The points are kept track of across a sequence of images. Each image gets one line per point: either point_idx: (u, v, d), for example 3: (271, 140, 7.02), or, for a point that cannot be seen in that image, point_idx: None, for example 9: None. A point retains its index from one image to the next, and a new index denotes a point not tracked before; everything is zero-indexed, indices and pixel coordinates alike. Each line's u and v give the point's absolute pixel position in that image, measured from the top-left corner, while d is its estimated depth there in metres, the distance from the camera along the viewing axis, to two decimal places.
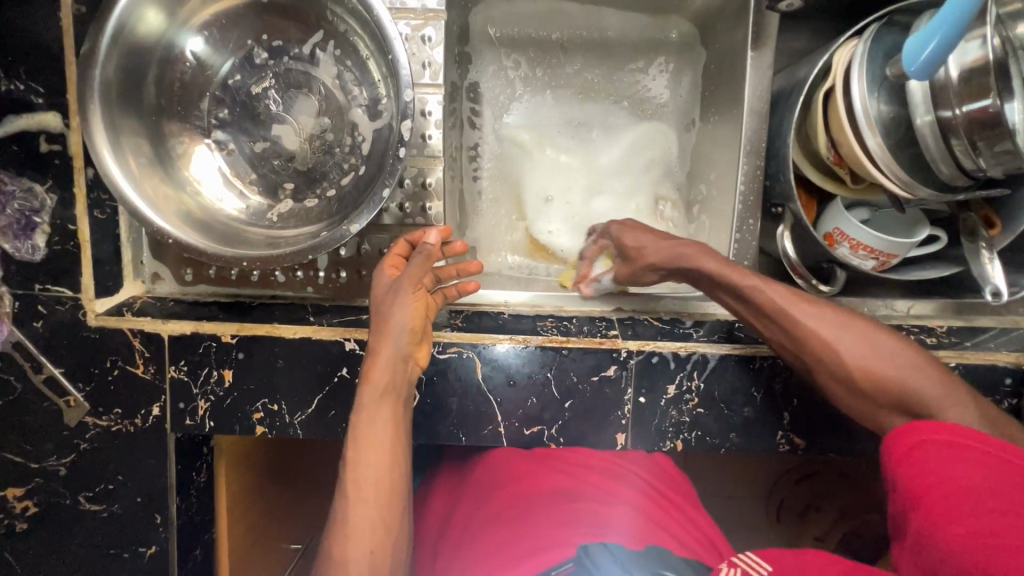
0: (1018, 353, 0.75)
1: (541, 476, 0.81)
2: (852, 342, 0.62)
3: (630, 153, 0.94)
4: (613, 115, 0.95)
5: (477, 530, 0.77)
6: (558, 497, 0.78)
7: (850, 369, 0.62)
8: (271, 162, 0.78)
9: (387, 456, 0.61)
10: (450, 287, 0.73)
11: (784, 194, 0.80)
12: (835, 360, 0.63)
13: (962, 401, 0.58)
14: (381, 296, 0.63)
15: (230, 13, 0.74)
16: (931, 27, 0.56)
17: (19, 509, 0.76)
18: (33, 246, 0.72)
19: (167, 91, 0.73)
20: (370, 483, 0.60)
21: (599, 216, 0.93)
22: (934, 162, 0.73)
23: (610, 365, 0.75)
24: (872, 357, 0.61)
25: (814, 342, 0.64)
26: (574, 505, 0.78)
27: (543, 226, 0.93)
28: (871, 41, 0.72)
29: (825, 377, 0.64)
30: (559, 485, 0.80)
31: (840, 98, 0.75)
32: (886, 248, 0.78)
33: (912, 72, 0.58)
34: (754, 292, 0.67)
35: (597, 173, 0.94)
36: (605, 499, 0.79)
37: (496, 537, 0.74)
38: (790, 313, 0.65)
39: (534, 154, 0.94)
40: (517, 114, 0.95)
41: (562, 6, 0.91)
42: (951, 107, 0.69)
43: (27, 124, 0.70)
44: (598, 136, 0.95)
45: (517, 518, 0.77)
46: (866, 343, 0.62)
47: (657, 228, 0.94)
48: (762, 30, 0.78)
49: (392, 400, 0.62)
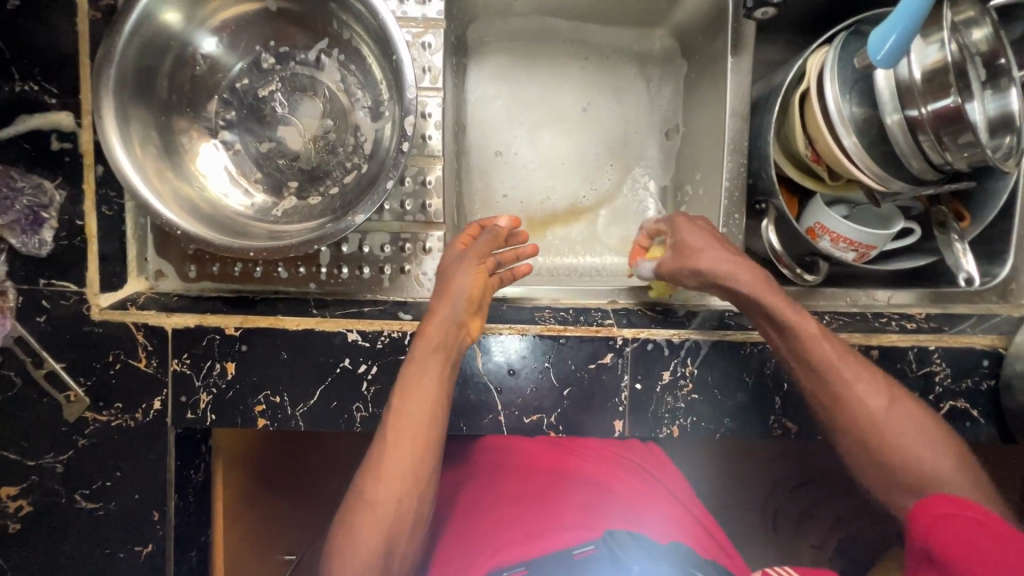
0: (993, 336, 0.79)
1: (576, 461, 0.83)
2: (880, 400, 0.67)
3: (585, 118, 0.98)
4: (577, 85, 0.98)
5: (498, 503, 0.79)
6: (590, 486, 0.81)
7: (883, 439, 0.65)
8: (276, 161, 0.81)
9: (433, 415, 0.67)
10: (508, 273, 0.77)
11: (767, 190, 0.84)
12: (870, 427, 0.66)
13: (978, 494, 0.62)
14: (450, 264, 0.72)
15: (241, 19, 0.77)
16: (890, 23, 0.61)
17: (13, 508, 0.75)
18: (41, 240, 0.73)
19: (177, 90, 0.76)
20: (411, 436, 0.66)
21: (537, 171, 0.98)
22: (905, 158, 0.77)
23: (606, 353, 0.77)
24: (903, 422, 0.66)
25: (853, 407, 0.67)
26: (606, 495, 0.80)
27: (499, 187, 0.98)
28: (840, 48, 0.78)
29: (857, 444, 0.67)
30: (592, 473, 0.82)
31: (815, 101, 0.79)
32: (864, 239, 0.83)
33: (877, 61, 0.63)
34: (810, 341, 0.68)
35: (551, 133, 0.98)
36: (636, 491, 0.81)
37: (519, 512, 0.77)
38: (841, 363, 0.68)
39: (498, 122, 0.98)
40: (484, 78, 0.98)
41: (552, 22, 0.96)
42: (918, 107, 0.73)
43: (40, 124, 0.72)
44: (560, 102, 0.98)
45: (544, 498, 0.79)
46: (896, 407, 0.67)
47: (597, 181, 0.99)
48: (740, 38, 0.82)
49: (443, 363, 0.68)
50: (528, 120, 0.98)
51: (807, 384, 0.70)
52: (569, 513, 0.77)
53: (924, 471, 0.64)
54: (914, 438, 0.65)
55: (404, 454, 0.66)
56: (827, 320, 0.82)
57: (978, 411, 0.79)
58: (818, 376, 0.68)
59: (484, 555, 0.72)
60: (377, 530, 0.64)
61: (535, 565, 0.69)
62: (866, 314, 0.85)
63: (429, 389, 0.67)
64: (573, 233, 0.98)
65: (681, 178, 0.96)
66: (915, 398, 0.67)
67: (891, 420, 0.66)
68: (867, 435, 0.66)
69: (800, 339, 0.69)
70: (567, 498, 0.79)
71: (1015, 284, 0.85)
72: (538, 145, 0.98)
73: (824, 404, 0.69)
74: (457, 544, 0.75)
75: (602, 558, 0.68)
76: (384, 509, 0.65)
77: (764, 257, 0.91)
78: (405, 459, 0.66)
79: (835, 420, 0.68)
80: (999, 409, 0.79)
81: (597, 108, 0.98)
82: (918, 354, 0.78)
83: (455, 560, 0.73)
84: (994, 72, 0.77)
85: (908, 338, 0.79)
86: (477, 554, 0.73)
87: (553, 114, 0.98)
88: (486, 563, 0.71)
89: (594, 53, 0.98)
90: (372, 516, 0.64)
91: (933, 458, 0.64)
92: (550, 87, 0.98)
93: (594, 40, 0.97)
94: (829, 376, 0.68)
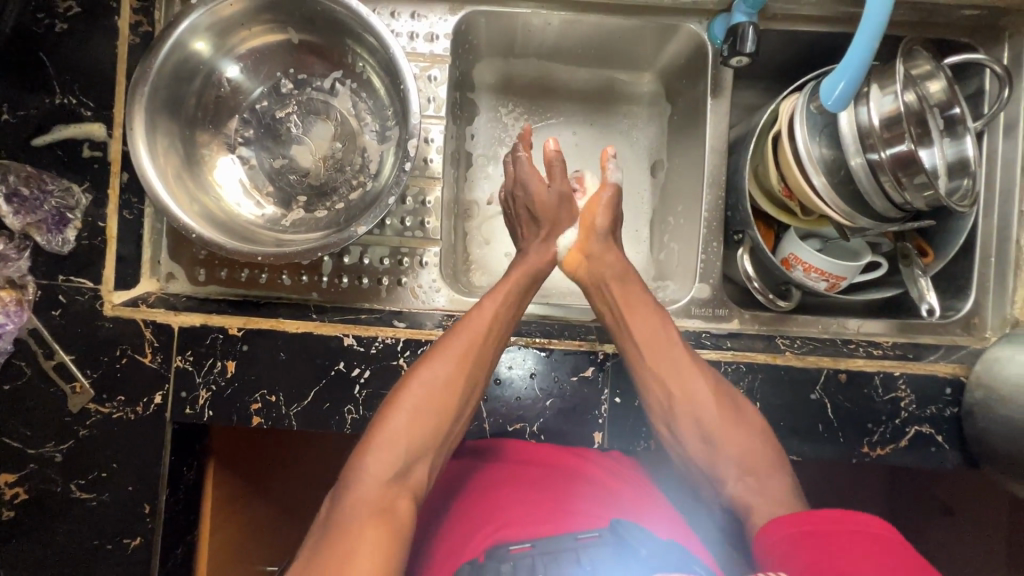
0: (954, 365, 0.84)
1: (582, 463, 0.80)
2: (708, 393, 0.76)
3: (586, 151, 1.04)
4: (576, 120, 1.04)
5: (498, 488, 0.78)
6: (597, 489, 0.77)
7: (710, 420, 0.75)
8: (288, 176, 0.87)
9: (513, 322, 0.79)
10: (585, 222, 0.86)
11: (743, 220, 0.90)
12: (698, 407, 0.76)
13: (784, 474, 0.72)
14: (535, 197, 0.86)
15: (265, 49, 0.85)
16: (838, 74, 0.69)
17: (9, 495, 0.77)
18: (64, 239, 0.79)
19: (202, 108, 0.84)
20: (486, 337, 0.75)
21: None
22: (869, 197, 0.82)
23: (588, 366, 0.81)
24: (728, 411, 0.75)
25: (689, 391, 0.76)
26: (614, 498, 0.77)
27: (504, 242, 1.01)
28: (809, 94, 0.84)
29: (689, 424, 0.76)
30: (597, 476, 0.78)
31: (786, 142, 0.85)
32: (834, 270, 0.87)
33: (829, 105, 0.70)
34: (661, 332, 0.80)
35: None
36: (640, 499, 0.78)
37: (526, 495, 0.76)
38: (680, 358, 0.78)
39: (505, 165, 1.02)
40: (482, 126, 1.03)
41: (550, 65, 1.03)
42: (878, 151, 0.79)
43: (73, 133, 0.79)
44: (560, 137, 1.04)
45: (548, 488, 0.77)
46: (721, 398, 0.76)
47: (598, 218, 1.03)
48: (719, 82, 0.91)
49: (530, 286, 0.83)
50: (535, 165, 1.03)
51: (648, 373, 0.78)
52: (576, 504, 0.75)
53: (749, 457, 0.73)
54: (735, 425, 0.75)
55: (481, 347, 0.75)
56: (798, 344, 0.88)
57: (943, 437, 0.82)
58: (664, 362, 0.78)
59: (481, 534, 0.72)
60: (436, 411, 0.71)
61: (540, 542, 0.68)
62: (835, 341, 0.90)
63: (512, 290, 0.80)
64: None
65: (664, 208, 1.02)
66: (736, 394, 0.78)
67: (716, 409, 0.75)
68: (703, 416, 0.75)
69: (642, 330, 0.80)
70: (572, 495, 0.76)
71: (977, 318, 0.90)
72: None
73: (663, 393, 0.77)
74: (456, 530, 0.75)
75: (607, 544, 0.67)
76: (445, 396, 0.71)
77: (741, 284, 0.96)
78: (484, 357, 0.74)
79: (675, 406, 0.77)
80: (962, 436, 0.82)
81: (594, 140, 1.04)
82: (884, 379, 0.83)
83: (448, 545, 0.73)
84: (950, 121, 0.84)
85: (874, 363, 0.83)
86: (473, 534, 0.72)
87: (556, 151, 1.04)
88: (485, 540, 0.70)
89: (580, 105, 1.04)
90: (432, 393, 0.71)
91: (755, 444, 0.74)
92: (546, 130, 1.04)
93: (585, 80, 1.04)
94: (666, 365, 0.78)
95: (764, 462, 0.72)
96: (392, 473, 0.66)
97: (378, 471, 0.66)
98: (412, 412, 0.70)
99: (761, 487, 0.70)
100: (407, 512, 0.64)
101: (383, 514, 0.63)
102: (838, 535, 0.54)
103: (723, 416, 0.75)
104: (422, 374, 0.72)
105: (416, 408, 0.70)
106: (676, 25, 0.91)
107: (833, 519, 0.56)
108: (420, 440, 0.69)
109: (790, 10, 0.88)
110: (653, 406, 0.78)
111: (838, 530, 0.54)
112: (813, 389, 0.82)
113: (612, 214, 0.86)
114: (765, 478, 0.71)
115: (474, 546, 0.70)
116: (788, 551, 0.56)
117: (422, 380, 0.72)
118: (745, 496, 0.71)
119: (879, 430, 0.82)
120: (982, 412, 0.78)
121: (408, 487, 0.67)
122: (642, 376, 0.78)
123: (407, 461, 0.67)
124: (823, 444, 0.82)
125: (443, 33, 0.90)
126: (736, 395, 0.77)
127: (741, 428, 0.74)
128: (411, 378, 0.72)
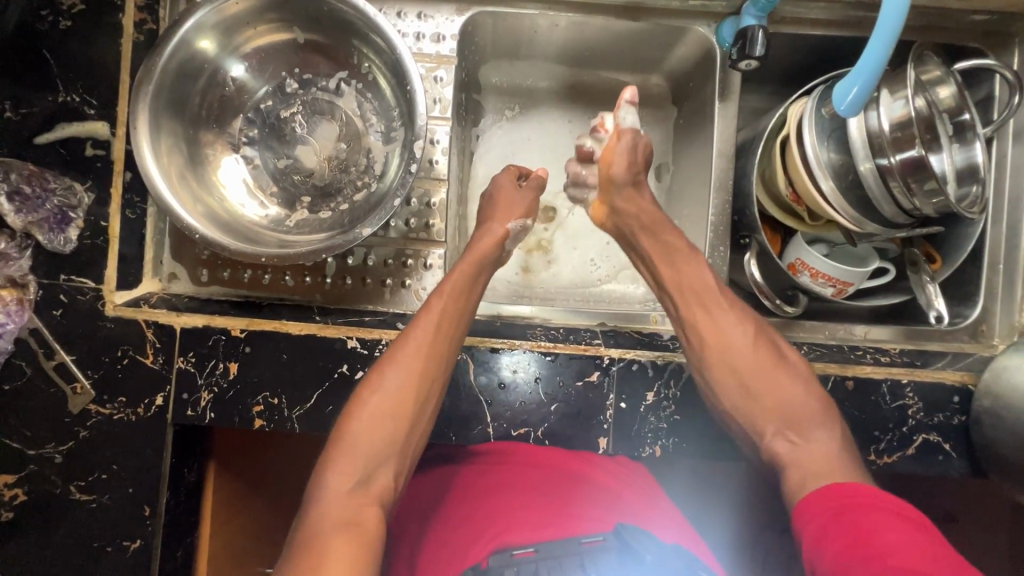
0: (963, 373, 0.83)
1: (588, 467, 0.80)
2: (752, 347, 0.75)
3: None
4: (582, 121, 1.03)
5: (502, 489, 0.78)
6: (602, 493, 0.77)
7: (745, 369, 0.74)
8: (292, 176, 0.86)
9: (467, 316, 0.77)
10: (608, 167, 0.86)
11: (750, 225, 0.90)
12: (735, 355, 0.75)
13: (824, 420, 0.71)
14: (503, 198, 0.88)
15: (270, 48, 0.84)
16: (851, 78, 0.68)
17: (8, 496, 0.76)
18: (65, 238, 0.78)
19: (207, 107, 0.83)
20: (437, 335, 0.74)
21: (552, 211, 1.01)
22: (878, 203, 0.82)
23: (594, 370, 0.80)
24: (765, 357, 0.75)
25: (723, 340, 0.76)
26: (618, 501, 0.77)
27: None
28: (817, 99, 0.84)
29: (726, 373, 0.75)
30: (600, 480, 0.79)
31: (794, 147, 0.85)
32: (842, 276, 0.87)
33: (842, 109, 0.70)
34: (694, 278, 0.79)
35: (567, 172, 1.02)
36: (645, 502, 0.79)
37: (529, 499, 0.77)
38: (717, 305, 0.77)
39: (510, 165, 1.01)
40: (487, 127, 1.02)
41: (557, 67, 1.02)
42: (887, 155, 0.78)
43: (76, 131, 0.78)
44: (566, 138, 1.03)
45: (553, 491, 0.77)
46: (764, 353, 0.75)
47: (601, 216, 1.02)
48: (727, 85, 0.90)
49: (478, 275, 0.80)
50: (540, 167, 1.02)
51: (691, 329, 0.78)
52: (581, 507, 0.76)
53: (788, 407, 0.72)
54: (779, 379, 0.73)
55: (433, 346, 0.73)
56: (805, 350, 0.87)
57: (950, 445, 0.82)
58: (701, 312, 0.78)
59: (484, 537, 0.72)
60: (395, 416, 0.70)
61: (544, 546, 0.69)
62: (843, 347, 0.89)
63: (461, 284, 0.78)
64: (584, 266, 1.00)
65: (670, 212, 1.02)
66: (777, 347, 0.77)
67: (755, 356, 0.75)
68: (740, 362, 0.75)
69: (682, 284, 0.79)
70: (578, 498, 0.76)
71: (985, 325, 0.90)
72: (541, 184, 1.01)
73: (698, 338, 0.77)
74: (459, 532, 0.75)
75: (612, 549, 0.68)
76: (400, 400, 0.70)
77: (747, 289, 0.95)
78: (439, 356, 0.73)
79: (712, 353, 0.76)
80: (970, 445, 0.81)
81: None
82: (891, 387, 0.82)
83: (448, 544, 0.74)
84: (959, 126, 0.83)
85: (881, 371, 0.82)
86: (475, 538, 0.73)
87: (562, 151, 1.03)
88: (487, 544, 0.70)
89: (586, 107, 1.04)
90: (385, 399, 0.70)
91: (795, 391, 0.73)
92: (551, 131, 1.03)
93: (591, 82, 1.03)
94: (706, 322, 0.77)
95: (805, 407, 0.72)
96: (354, 482, 0.66)
97: (338, 486, 0.65)
98: (370, 418, 0.69)
99: (806, 443, 0.69)
100: (375, 520, 0.64)
101: (349, 526, 0.62)
102: (877, 512, 0.56)
103: (759, 365, 0.74)
104: (380, 378, 0.71)
105: (374, 414, 0.70)
106: (685, 27, 0.90)
107: (866, 498, 0.58)
108: (379, 447, 0.68)
109: (799, 13, 0.88)
110: (696, 363, 0.77)
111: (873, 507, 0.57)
112: None
113: (630, 161, 0.86)
114: (808, 436, 0.70)
115: (478, 548, 0.70)
116: (824, 525, 0.58)
117: (380, 386, 0.71)
118: (788, 452, 0.69)
119: (887, 437, 0.81)
120: (990, 420, 0.77)
121: (373, 496, 0.66)
122: (686, 333, 0.78)
123: (368, 469, 0.67)
124: None
125: (449, 34, 0.90)
126: (780, 349, 0.76)
127: (782, 375, 0.74)
128: (369, 384, 0.71)
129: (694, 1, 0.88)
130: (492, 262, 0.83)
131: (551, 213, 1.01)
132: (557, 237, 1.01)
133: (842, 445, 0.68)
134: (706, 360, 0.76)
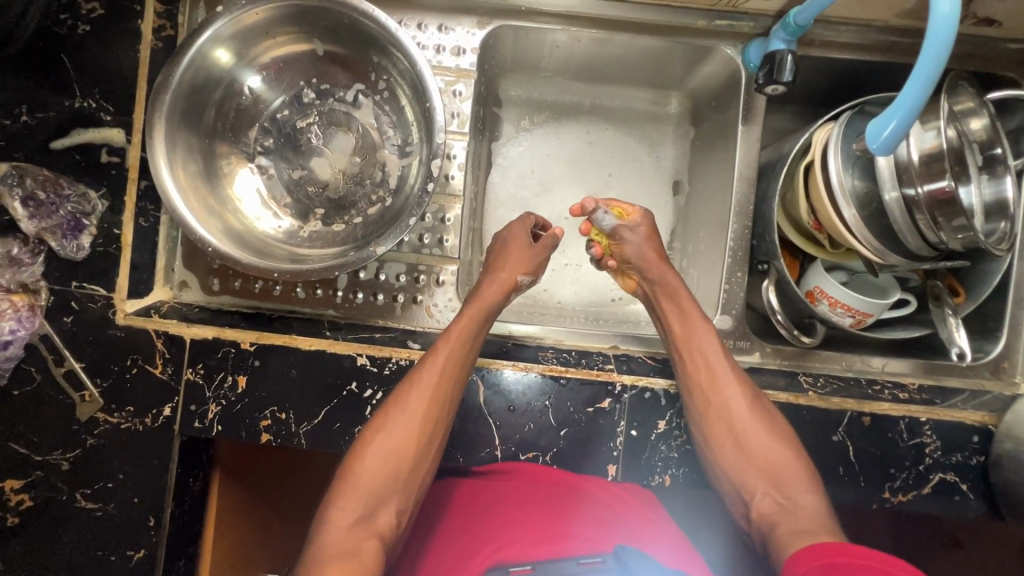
0: (982, 413, 0.81)
1: (586, 482, 0.78)
2: (758, 419, 0.75)
3: (610, 167, 1.00)
4: (602, 136, 1.01)
5: (501, 504, 0.76)
6: (601, 510, 0.76)
7: (734, 417, 0.75)
8: (306, 188, 0.85)
9: (469, 363, 0.75)
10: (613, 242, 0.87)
11: (768, 252, 0.88)
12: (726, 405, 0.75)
13: (806, 478, 0.71)
14: (506, 236, 0.86)
15: (288, 58, 0.84)
16: (889, 113, 0.66)
17: (13, 502, 0.76)
18: (78, 245, 0.78)
19: (223, 117, 0.83)
20: (443, 383, 0.72)
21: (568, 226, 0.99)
22: (902, 234, 0.79)
23: (605, 398, 0.79)
24: (755, 400, 0.76)
25: (712, 381, 0.76)
26: (614, 517, 0.76)
27: None
28: (844, 125, 0.81)
29: (716, 420, 0.75)
30: (598, 495, 0.77)
31: (818, 173, 0.82)
32: (861, 306, 0.84)
33: (876, 147, 0.68)
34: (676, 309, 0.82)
35: (584, 185, 1.00)
36: (646, 519, 0.77)
37: (525, 514, 0.76)
38: (711, 347, 0.78)
39: (528, 179, 0.99)
40: (505, 139, 1.00)
41: (574, 84, 1.00)
42: (915, 186, 0.75)
43: (92, 138, 0.78)
44: (585, 152, 1.00)
45: (551, 509, 0.76)
46: (754, 406, 0.75)
47: None
48: (750, 110, 0.89)
49: (482, 323, 0.78)
50: (559, 182, 1.00)
51: (690, 382, 0.77)
52: (578, 524, 0.75)
53: (778, 466, 0.72)
54: (766, 435, 0.73)
55: (439, 395, 0.72)
56: (822, 383, 0.86)
57: (968, 485, 0.80)
58: (700, 354, 0.78)
59: (480, 553, 0.72)
60: (398, 455, 0.70)
61: (541, 566, 0.71)
62: (859, 380, 0.88)
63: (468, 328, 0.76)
64: (601, 284, 0.99)
65: (687, 231, 1.00)
66: (779, 416, 0.76)
67: (745, 404, 0.76)
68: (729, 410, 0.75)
69: (685, 344, 0.79)
70: (575, 515, 0.75)
71: (1007, 362, 0.88)
72: (559, 199, 0.99)
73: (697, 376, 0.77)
74: (457, 542, 0.75)
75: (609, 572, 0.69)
76: (406, 447, 0.70)
77: (763, 314, 0.93)
78: (441, 402, 0.72)
79: (704, 394, 0.76)
80: (987, 486, 0.79)
81: (621, 158, 1.01)
82: (910, 424, 0.80)
83: (445, 556, 0.74)
84: (990, 160, 0.80)
85: (899, 408, 0.81)
86: (471, 551, 0.73)
87: (577, 169, 1.00)
88: (485, 559, 0.71)
89: (607, 123, 1.01)
90: (390, 443, 0.70)
91: (781, 451, 0.73)
92: (570, 144, 1.01)
93: (613, 99, 1.01)
94: (712, 370, 0.77)
95: (788, 466, 0.72)
96: (355, 517, 0.66)
97: (341, 519, 0.66)
98: (377, 458, 0.69)
99: (793, 506, 0.69)
100: (372, 551, 0.64)
101: (346, 558, 0.62)
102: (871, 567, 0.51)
103: (742, 418, 0.75)
104: (387, 420, 0.71)
105: (379, 455, 0.69)
106: (711, 47, 0.88)
107: (863, 556, 0.53)
108: (381, 487, 0.68)
109: (828, 36, 0.86)
110: (692, 406, 0.77)
111: (866, 564, 0.52)
112: (835, 431, 0.80)
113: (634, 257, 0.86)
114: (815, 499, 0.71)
115: (474, 564, 0.71)
116: None
117: (387, 425, 0.71)
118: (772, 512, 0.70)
119: (902, 475, 0.80)
120: (1010, 463, 0.76)
121: (375, 530, 0.66)
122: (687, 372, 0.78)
123: (370, 505, 0.67)
124: (846, 490, 0.79)
125: (469, 47, 0.88)
126: (776, 416, 0.75)
127: (767, 425, 0.74)
128: (376, 424, 0.71)
129: (720, 21, 0.86)
130: (498, 311, 0.81)
131: (568, 231, 0.99)
132: (572, 256, 0.99)
133: (826, 509, 0.68)
134: (703, 403, 0.76)
